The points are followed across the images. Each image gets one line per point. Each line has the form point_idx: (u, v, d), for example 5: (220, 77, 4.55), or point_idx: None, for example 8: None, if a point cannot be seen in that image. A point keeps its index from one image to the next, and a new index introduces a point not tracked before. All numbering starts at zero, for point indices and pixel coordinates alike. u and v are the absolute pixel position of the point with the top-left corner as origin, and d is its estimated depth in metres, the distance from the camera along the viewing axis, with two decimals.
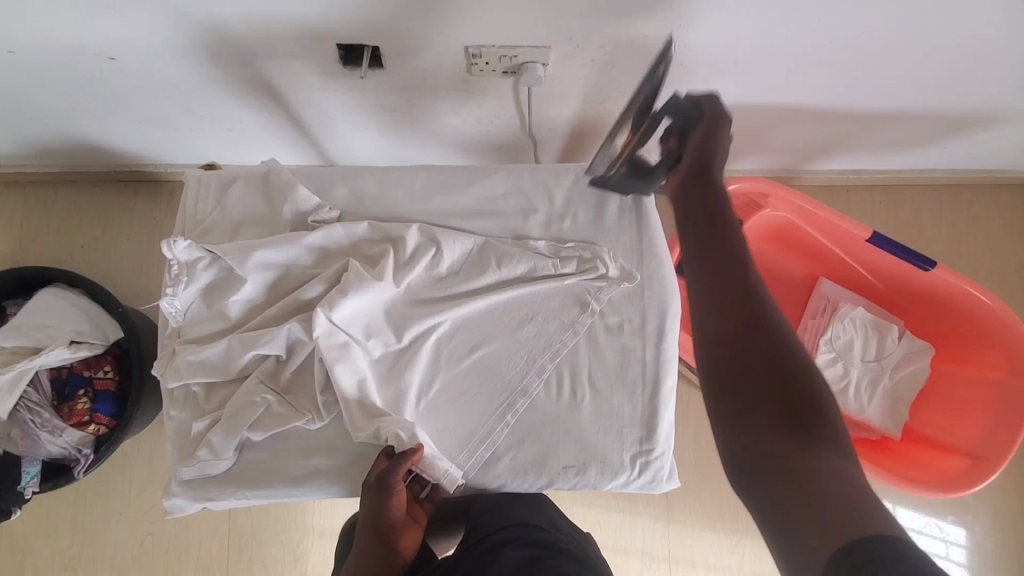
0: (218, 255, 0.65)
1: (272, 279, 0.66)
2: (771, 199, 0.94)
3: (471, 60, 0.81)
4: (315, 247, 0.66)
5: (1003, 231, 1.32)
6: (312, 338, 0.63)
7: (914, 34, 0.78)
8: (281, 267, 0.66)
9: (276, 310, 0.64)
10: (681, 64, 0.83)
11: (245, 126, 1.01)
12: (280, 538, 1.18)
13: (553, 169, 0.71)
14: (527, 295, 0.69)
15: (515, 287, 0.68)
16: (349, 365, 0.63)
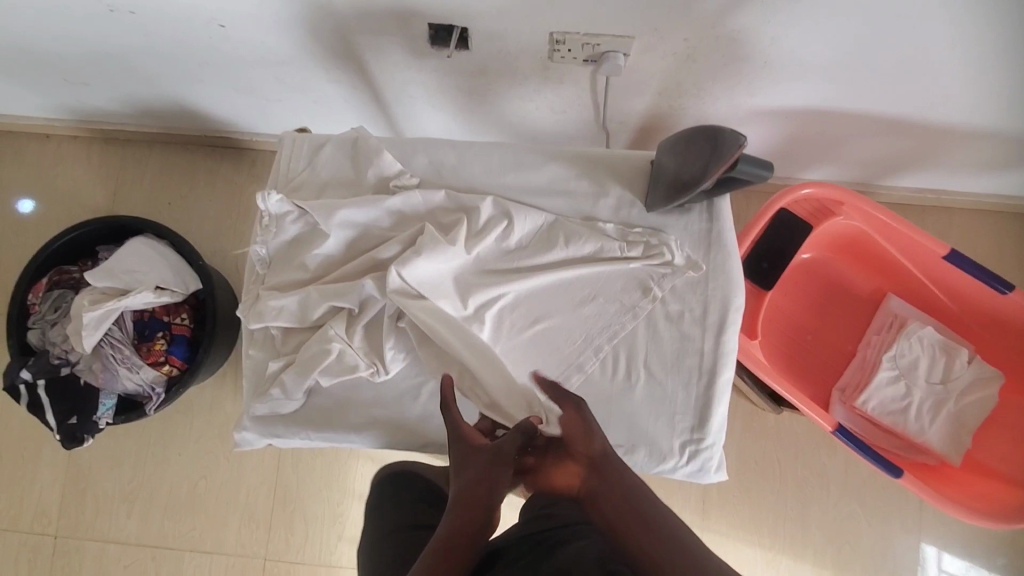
0: (304, 211, 0.69)
1: (352, 238, 0.69)
2: (843, 207, 0.92)
3: (554, 46, 0.83)
4: (394, 211, 0.69)
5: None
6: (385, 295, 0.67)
7: (1017, 46, 0.75)
8: (361, 227, 0.69)
9: (352, 267, 0.68)
10: (764, 63, 0.83)
11: (330, 99, 1.07)
12: (323, 496, 1.24)
13: (628, 154, 0.72)
14: (591, 275, 0.70)
15: (583, 265, 0.69)
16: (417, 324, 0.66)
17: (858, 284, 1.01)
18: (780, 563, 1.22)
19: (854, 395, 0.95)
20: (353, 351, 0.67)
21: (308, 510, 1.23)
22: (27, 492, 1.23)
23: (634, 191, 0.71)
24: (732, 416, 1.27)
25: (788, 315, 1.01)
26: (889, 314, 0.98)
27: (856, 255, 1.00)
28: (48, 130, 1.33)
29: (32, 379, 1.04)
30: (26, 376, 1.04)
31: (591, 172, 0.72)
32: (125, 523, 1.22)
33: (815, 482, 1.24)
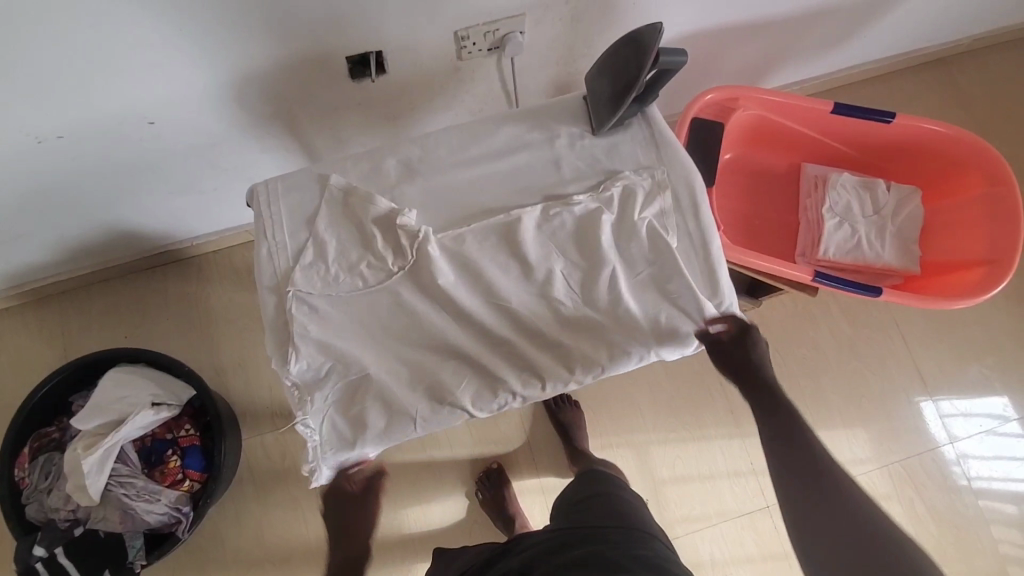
0: (319, 266, 0.73)
1: (375, 277, 0.73)
2: (740, 100, 1.06)
3: (461, 44, 0.93)
4: (405, 242, 0.74)
5: (934, 100, 1.51)
6: (414, 284, 0.73)
7: None
8: (384, 268, 0.73)
9: (367, 276, 0.73)
10: (635, 4, 0.97)
11: (265, 171, 1.11)
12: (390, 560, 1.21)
13: (563, 98, 0.82)
14: (585, 219, 0.76)
15: (587, 231, 0.76)
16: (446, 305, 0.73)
17: (775, 165, 1.17)
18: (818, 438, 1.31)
19: (815, 250, 1.07)
20: (403, 361, 0.72)
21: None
22: None
23: (580, 124, 0.80)
24: None
25: (732, 211, 1.16)
26: (811, 177, 1.14)
27: (764, 141, 1.15)
28: None
29: (47, 553, 0.98)
30: (40, 552, 0.97)
31: (539, 122, 0.80)
32: None
33: (815, 355, 1.35)
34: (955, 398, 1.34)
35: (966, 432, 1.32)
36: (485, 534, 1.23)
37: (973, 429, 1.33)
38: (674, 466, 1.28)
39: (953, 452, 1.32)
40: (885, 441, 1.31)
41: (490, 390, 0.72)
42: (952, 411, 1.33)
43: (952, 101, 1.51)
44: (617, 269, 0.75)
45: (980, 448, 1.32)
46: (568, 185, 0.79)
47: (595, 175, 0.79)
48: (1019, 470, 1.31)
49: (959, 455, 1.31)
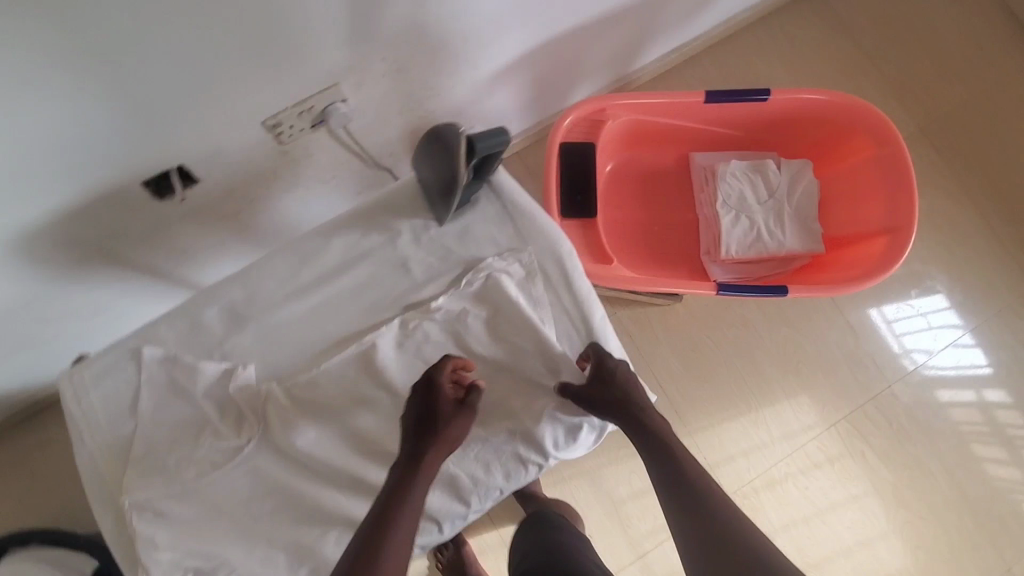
0: (151, 457, 0.64)
1: (221, 454, 0.65)
2: (608, 111, 0.97)
3: (275, 132, 0.80)
4: (244, 406, 0.66)
5: (818, 34, 1.44)
6: (271, 449, 0.65)
7: None
8: (227, 441, 0.65)
9: (211, 454, 0.65)
10: (462, 38, 0.86)
11: (109, 305, 0.98)
12: None
13: (395, 188, 0.71)
14: (449, 327, 0.69)
15: (452, 340, 0.69)
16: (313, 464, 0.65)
17: (662, 161, 1.10)
18: (765, 416, 1.31)
19: (717, 250, 1.01)
20: (283, 542, 0.64)
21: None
22: None
23: (419, 214, 0.71)
24: (651, 325, 1.34)
25: (628, 222, 1.08)
26: (700, 170, 1.07)
27: (644, 141, 1.08)
28: None
29: None
30: None
31: (374, 223, 0.70)
32: None
33: (744, 331, 1.34)
34: (897, 303, 1.36)
35: (914, 330, 1.35)
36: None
37: (917, 326, 1.35)
38: (630, 480, 1.26)
39: (903, 352, 1.34)
40: (829, 401, 1.32)
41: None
42: (895, 314, 1.35)
43: (836, 30, 1.44)
44: (492, 376, 0.69)
45: (926, 344, 1.34)
46: (422, 289, 0.70)
47: (450, 269, 0.71)
48: (966, 356, 1.34)
49: (909, 354, 1.34)
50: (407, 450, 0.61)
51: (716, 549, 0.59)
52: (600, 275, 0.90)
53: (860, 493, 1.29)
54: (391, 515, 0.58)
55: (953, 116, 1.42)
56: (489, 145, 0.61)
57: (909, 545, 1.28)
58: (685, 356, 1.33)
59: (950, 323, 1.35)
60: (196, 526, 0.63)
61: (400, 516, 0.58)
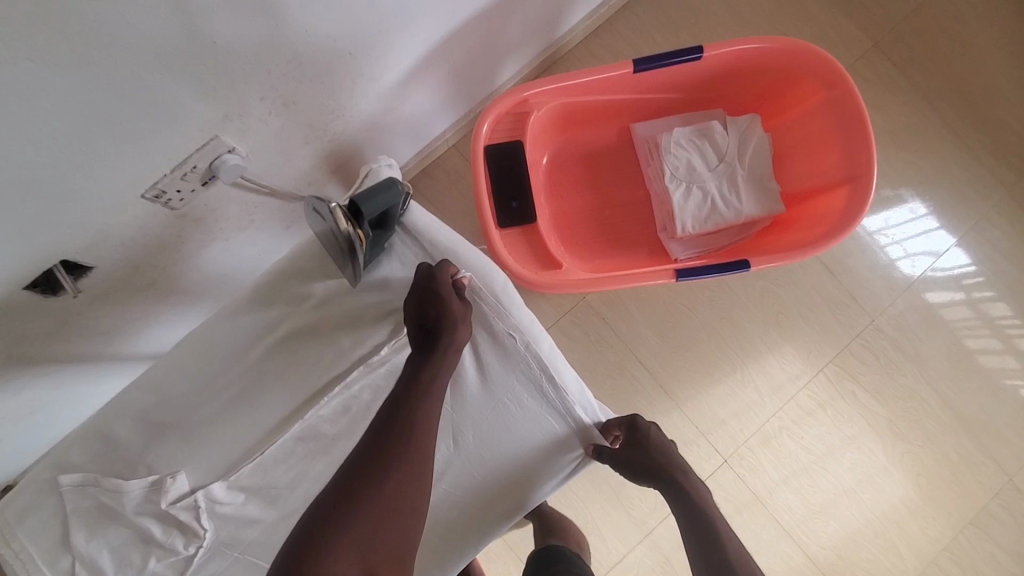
0: None
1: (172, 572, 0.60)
2: (531, 101, 0.89)
3: (162, 200, 0.73)
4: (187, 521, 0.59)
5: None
6: (224, 554, 0.61)
7: None
8: (176, 559, 0.60)
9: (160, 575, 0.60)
10: (351, 54, 0.77)
11: (43, 401, 0.92)
12: None
13: (299, 250, 0.64)
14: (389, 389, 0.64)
15: None
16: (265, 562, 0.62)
17: (602, 139, 1.02)
18: (752, 374, 1.27)
19: (673, 227, 0.95)
20: None
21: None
22: None
23: (331, 275, 0.64)
24: (625, 301, 1.28)
25: (577, 211, 1.00)
26: (643, 143, 0.99)
27: (578, 121, 0.99)
28: None
29: None
30: None
31: (283, 293, 0.64)
32: None
33: (719, 291, 1.28)
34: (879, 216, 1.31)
35: (897, 240, 1.30)
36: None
37: (901, 231, 1.30)
38: None
39: (887, 259, 1.30)
40: (815, 348, 1.28)
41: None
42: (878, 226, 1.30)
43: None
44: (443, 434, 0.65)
45: (911, 247, 1.30)
46: (351, 354, 0.65)
47: (376, 327, 0.65)
48: (952, 257, 1.31)
49: (894, 260, 1.30)
50: (414, 364, 0.59)
51: None
52: (554, 284, 0.83)
53: (858, 432, 1.27)
54: (392, 429, 0.55)
55: (908, 24, 1.33)
56: (379, 195, 0.56)
57: (911, 474, 1.27)
58: (662, 332, 1.27)
59: (927, 244, 1.30)
60: None
61: (397, 434, 0.55)
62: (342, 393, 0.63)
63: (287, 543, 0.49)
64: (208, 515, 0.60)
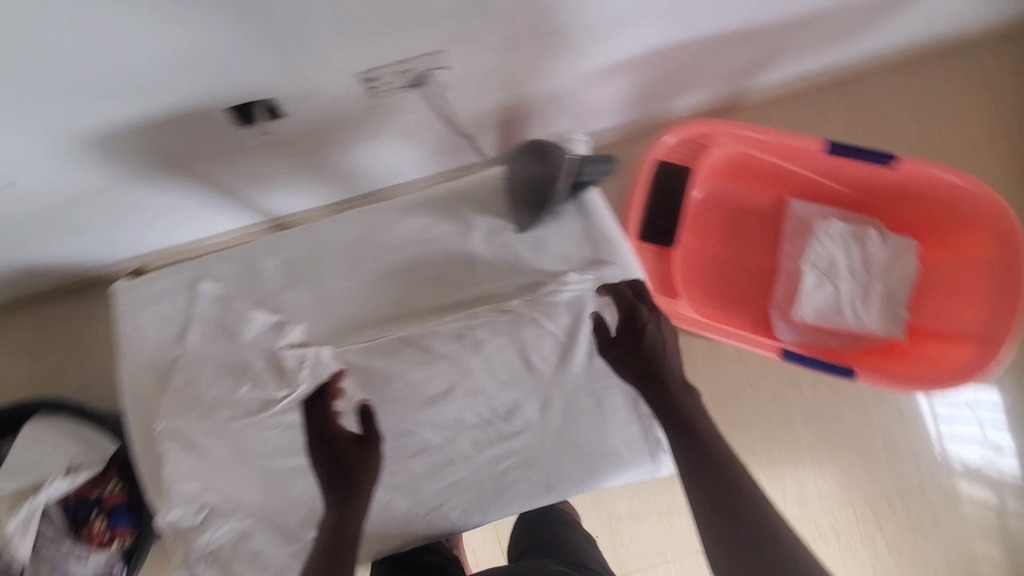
0: (191, 391, 0.64)
1: (258, 406, 0.65)
2: (717, 138, 0.90)
3: (370, 84, 0.76)
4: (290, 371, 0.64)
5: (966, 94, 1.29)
6: (303, 414, 0.65)
7: None
8: (267, 397, 0.65)
9: (248, 405, 0.65)
10: (586, 27, 0.79)
11: (174, 207, 0.98)
12: None
13: (480, 181, 0.67)
14: (503, 338, 0.66)
15: (501, 348, 0.66)
16: (333, 437, 0.65)
17: (757, 201, 1.02)
18: (783, 475, 1.26)
19: (790, 309, 0.95)
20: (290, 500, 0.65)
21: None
22: None
23: (498, 215, 0.67)
24: (696, 354, 1.28)
25: (706, 254, 1.01)
26: (796, 220, 0.99)
27: (745, 173, 0.99)
28: None
29: None
30: None
31: (451, 212, 0.67)
32: None
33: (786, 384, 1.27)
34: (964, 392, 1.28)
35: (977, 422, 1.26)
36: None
37: (983, 413, 1.26)
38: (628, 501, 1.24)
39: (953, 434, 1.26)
40: (855, 479, 1.25)
41: (396, 534, 0.66)
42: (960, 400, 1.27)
43: (987, 94, 1.29)
44: (532, 399, 0.66)
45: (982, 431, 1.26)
46: (484, 292, 0.67)
47: (515, 279, 0.67)
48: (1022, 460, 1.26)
49: (970, 440, 1.25)
50: (337, 492, 0.56)
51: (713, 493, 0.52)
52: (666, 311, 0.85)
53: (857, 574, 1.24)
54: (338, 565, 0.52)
55: None
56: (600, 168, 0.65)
57: None
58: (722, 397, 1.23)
59: (1006, 438, 1.25)
60: (218, 466, 0.64)
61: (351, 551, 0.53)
62: (464, 322, 0.66)
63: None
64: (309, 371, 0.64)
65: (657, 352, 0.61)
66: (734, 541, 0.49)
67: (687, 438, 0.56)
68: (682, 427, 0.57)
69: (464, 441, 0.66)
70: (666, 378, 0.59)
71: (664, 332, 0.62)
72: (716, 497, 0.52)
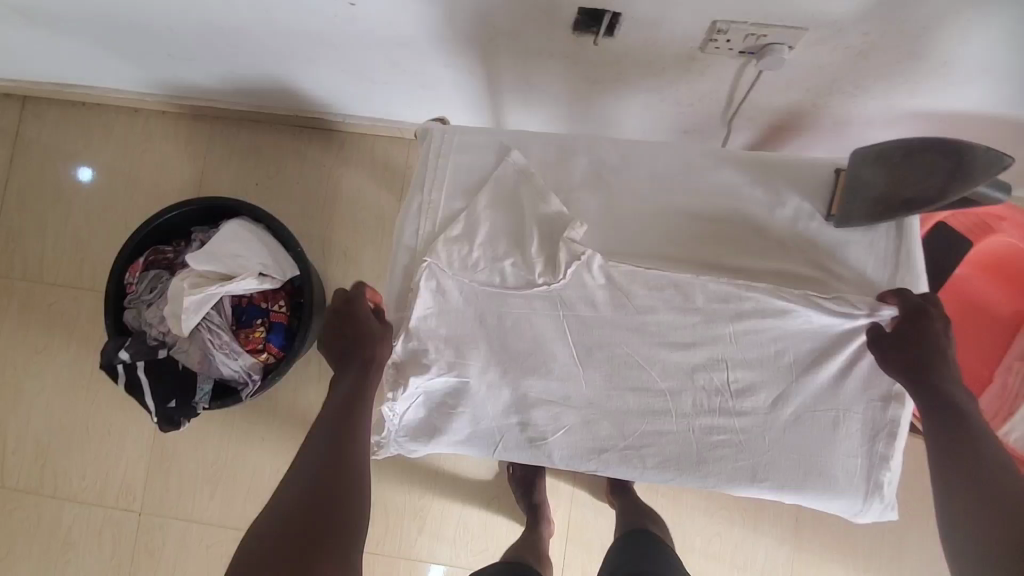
0: (462, 243, 0.66)
1: (513, 281, 0.66)
2: (1007, 223, 0.84)
3: (713, 36, 0.76)
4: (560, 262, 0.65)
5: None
6: (554, 307, 0.66)
7: None
8: (526, 277, 0.66)
9: (505, 277, 0.66)
10: (943, 63, 0.76)
11: (442, 87, 1.03)
12: (416, 506, 1.24)
13: (807, 162, 0.65)
14: (769, 320, 0.64)
15: (762, 329, 0.64)
16: (567, 338, 0.66)
17: (999, 304, 0.95)
18: None
19: (998, 425, 0.89)
20: (507, 378, 0.66)
21: (377, 522, 1.24)
22: (113, 467, 1.28)
23: (814, 202, 0.65)
24: None
25: None
26: None
27: (1002, 271, 0.94)
28: (137, 105, 1.34)
29: (130, 361, 1.05)
30: (124, 357, 1.05)
31: (767, 180, 0.66)
32: (208, 503, 1.26)
33: (918, 502, 1.17)
34: None
35: None
36: (498, 535, 1.22)
37: None
38: (709, 539, 1.19)
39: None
40: None
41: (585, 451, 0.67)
42: None
43: None
44: (769, 388, 0.65)
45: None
46: (765, 269, 0.65)
47: (803, 268, 0.65)
48: None
49: None
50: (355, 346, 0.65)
51: (971, 479, 0.52)
52: None
53: None
54: (348, 417, 0.62)
55: None
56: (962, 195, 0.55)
57: None
58: None
59: None
60: (460, 319, 0.67)
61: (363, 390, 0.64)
62: (737, 289, 0.64)
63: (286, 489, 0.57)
64: (576, 270, 0.65)
65: (935, 346, 0.58)
66: (992, 534, 0.49)
67: (950, 428, 0.55)
68: (942, 417, 0.55)
69: (688, 398, 0.65)
70: (938, 367, 0.57)
71: (948, 333, 0.59)
72: (975, 493, 0.51)
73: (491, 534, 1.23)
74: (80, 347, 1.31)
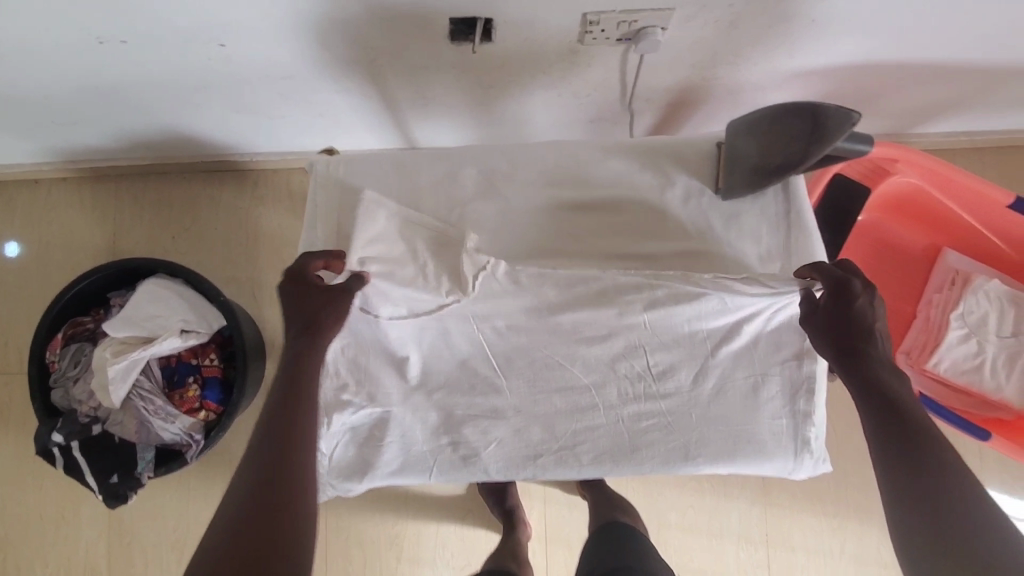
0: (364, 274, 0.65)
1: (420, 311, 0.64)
2: (900, 164, 0.87)
3: (587, 28, 0.77)
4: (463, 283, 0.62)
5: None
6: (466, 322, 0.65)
7: None
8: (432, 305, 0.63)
9: (411, 311, 0.64)
10: (810, 22, 0.78)
11: (340, 112, 1.01)
12: (390, 535, 1.22)
13: (690, 140, 0.66)
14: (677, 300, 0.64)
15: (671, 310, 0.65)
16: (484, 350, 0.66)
17: (910, 242, 0.98)
18: (846, 531, 1.20)
19: (923, 358, 0.92)
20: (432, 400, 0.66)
21: (354, 558, 1.22)
22: (69, 553, 1.22)
23: (701, 178, 0.66)
24: None
25: None
26: (949, 270, 0.95)
27: (908, 212, 0.96)
28: (34, 175, 1.28)
29: (65, 442, 1.01)
30: (59, 439, 1.01)
31: (654, 163, 0.66)
32: (176, 572, 1.21)
33: None
34: None
35: None
36: (477, 548, 1.21)
37: None
38: (683, 513, 1.21)
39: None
40: None
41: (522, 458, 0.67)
42: None
43: None
44: (688, 366, 0.65)
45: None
46: (666, 249, 0.65)
47: (703, 243, 0.66)
48: None
49: None
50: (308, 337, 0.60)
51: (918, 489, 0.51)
52: None
53: None
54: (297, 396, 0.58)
55: None
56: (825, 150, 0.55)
57: None
58: None
59: None
60: (373, 350, 0.65)
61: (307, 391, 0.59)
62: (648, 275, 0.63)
63: (233, 494, 0.53)
64: (484, 281, 0.63)
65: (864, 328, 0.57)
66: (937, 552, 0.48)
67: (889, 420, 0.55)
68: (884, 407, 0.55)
69: (613, 387, 0.66)
70: (869, 352, 0.57)
71: (877, 308, 0.58)
72: (917, 484, 0.51)
73: (471, 547, 1.22)
74: (13, 437, 1.25)
